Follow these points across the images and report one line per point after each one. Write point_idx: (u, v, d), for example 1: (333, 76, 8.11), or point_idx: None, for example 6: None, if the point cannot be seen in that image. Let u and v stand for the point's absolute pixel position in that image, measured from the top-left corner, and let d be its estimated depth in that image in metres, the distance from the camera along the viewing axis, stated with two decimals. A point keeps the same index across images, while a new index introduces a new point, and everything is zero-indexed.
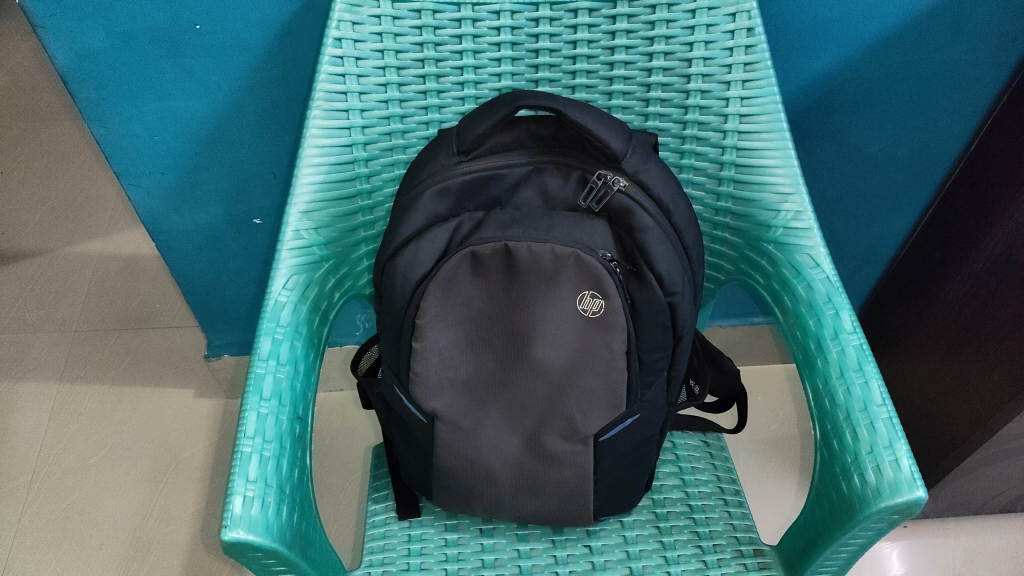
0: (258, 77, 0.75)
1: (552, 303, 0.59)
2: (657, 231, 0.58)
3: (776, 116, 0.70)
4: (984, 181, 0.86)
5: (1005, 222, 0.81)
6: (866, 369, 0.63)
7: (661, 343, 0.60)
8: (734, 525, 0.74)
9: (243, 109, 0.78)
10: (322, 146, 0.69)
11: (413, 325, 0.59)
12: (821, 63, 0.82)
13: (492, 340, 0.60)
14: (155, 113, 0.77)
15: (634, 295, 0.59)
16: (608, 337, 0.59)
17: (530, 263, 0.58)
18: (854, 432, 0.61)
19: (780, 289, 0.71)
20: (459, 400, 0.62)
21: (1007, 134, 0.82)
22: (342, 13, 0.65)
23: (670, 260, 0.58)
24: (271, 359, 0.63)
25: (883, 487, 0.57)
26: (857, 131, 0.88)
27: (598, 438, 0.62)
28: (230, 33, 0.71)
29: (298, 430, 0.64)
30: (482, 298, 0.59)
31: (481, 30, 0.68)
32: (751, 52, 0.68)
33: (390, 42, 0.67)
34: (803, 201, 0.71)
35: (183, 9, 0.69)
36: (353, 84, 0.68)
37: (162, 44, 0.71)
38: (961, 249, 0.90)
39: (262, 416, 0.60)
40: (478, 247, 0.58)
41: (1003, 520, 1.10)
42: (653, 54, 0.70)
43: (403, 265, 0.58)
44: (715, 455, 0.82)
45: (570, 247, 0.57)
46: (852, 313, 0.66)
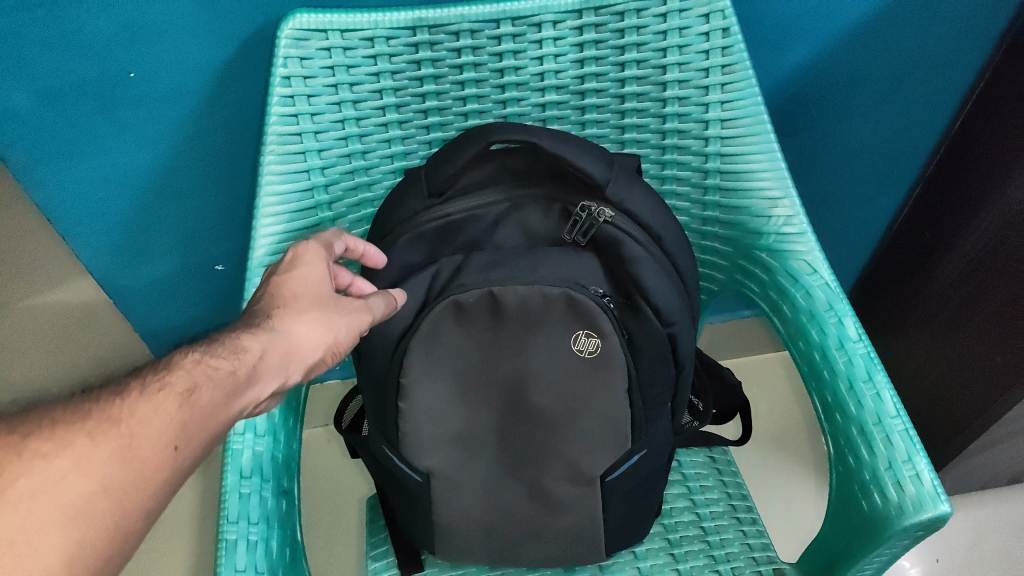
0: (204, 121, 0.71)
1: (544, 349, 0.54)
2: (649, 261, 0.53)
3: (759, 119, 0.67)
4: (971, 159, 0.83)
5: (995, 204, 0.79)
6: (876, 380, 0.61)
7: (662, 377, 0.56)
8: (750, 544, 0.71)
9: (192, 155, 0.73)
10: (281, 193, 0.65)
11: (397, 385, 0.55)
12: (796, 57, 0.78)
13: (483, 391, 0.56)
14: (94, 170, 0.72)
15: (631, 331, 0.55)
16: (607, 376, 0.55)
17: (517, 309, 0.53)
18: (870, 447, 0.59)
19: (778, 297, 0.69)
20: (453, 455, 0.58)
21: (991, 113, 0.79)
22: (288, 49, 0.60)
23: (666, 290, 0.53)
24: (249, 432, 0.59)
25: (906, 504, 0.55)
26: (832, 120, 0.86)
27: (603, 479, 0.59)
28: (166, 80, 0.66)
29: (284, 505, 0.60)
30: (468, 348, 0.55)
31: (439, 54, 0.63)
32: (728, 54, 0.64)
33: (343, 75, 0.63)
34: (793, 205, 0.68)
35: (113, 58, 0.63)
36: (307, 124, 0.64)
37: (93, 97, 0.66)
38: (949, 230, 0.88)
39: (245, 497, 0.56)
40: (459, 296, 0.52)
41: (1008, 494, 1.09)
42: (624, 63, 0.66)
43: (381, 321, 0.54)
44: (723, 471, 0.80)
45: (558, 286, 0.52)
46: (854, 319, 0.64)
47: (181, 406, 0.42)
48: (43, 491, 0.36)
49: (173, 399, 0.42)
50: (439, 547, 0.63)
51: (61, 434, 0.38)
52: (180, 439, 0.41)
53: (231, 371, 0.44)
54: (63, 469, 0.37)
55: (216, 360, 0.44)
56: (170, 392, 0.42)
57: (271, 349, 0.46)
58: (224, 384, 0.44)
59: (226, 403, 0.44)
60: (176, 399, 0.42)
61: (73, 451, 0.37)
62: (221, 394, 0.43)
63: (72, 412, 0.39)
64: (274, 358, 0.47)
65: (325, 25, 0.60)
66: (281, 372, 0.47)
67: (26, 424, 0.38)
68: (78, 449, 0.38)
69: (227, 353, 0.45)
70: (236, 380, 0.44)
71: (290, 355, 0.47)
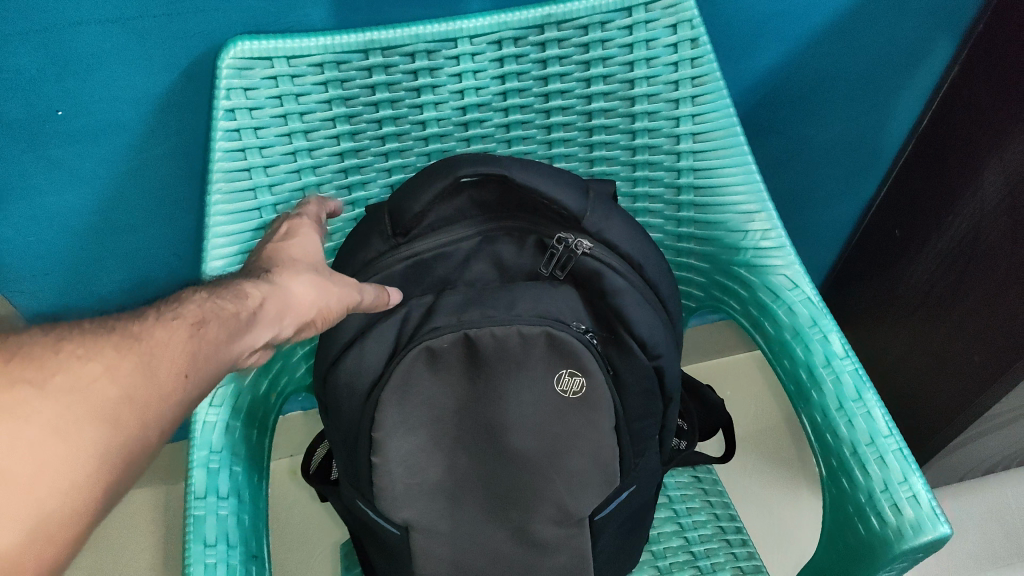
0: (144, 155, 0.66)
1: (526, 391, 0.51)
2: (633, 293, 0.50)
3: (731, 131, 0.65)
4: (941, 153, 0.82)
5: (970, 198, 0.78)
6: (866, 399, 0.59)
7: (649, 410, 0.54)
8: (741, 566, 0.68)
9: (132, 190, 0.68)
10: (230, 233, 0.61)
11: (369, 438, 0.52)
12: (763, 61, 0.76)
13: (462, 437, 0.52)
14: (26, 212, 0.66)
15: (617, 366, 0.52)
16: (592, 416, 0.52)
17: (495, 351, 0.50)
18: (864, 469, 0.57)
19: (760, 314, 0.67)
20: (432, 507, 0.54)
21: (963, 104, 0.77)
22: (230, 79, 0.56)
23: (651, 322, 0.51)
24: (211, 495, 0.57)
25: (905, 528, 0.53)
26: (801, 122, 0.84)
27: (593, 517, 0.56)
28: (99, 116, 0.61)
29: (255, 569, 0.58)
30: (444, 394, 0.52)
31: (394, 77, 0.60)
32: (697, 65, 0.62)
33: (292, 105, 0.59)
34: (770, 218, 0.67)
35: (39, 96, 0.58)
36: (256, 158, 0.60)
37: (19, 137, 0.60)
38: (922, 228, 0.88)
39: (211, 567, 0.54)
40: (432, 342, 0.50)
41: (983, 482, 1.10)
42: (590, 79, 0.63)
43: (347, 372, 0.51)
44: (709, 490, 0.78)
45: (538, 324, 0.49)
46: (840, 335, 0.62)
47: (190, 337, 0.40)
48: (71, 390, 0.35)
49: (184, 328, 0.40)
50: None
51: (87, 341, 0.37)
52: (192, 366, 0.40)
53: (235, 312, 0.43)
54: (91, 373, 0.36)
55: (222, 301, 0.43)
56: (182, 321, 0.41)
57: (270, 299, 0.45)
58: (226, 325, 0.42)
59: (229, 343, 0.42)
60: (187, 329, 0.40)
61: (100, 359, 0.37)
62: (226, 333, 0.42)
63: (96, 326, 0.39)
64: (272, 308, 0.45)
65: (270, 53, 0.56)
66: (276, 324, 0.44)
67: (57, 329, 0.38)
68: (104, 358, 0.37)
69: (231, 296, 0.43)
70: (239, 321, 0.43)
71: (286, 310, 0.45)
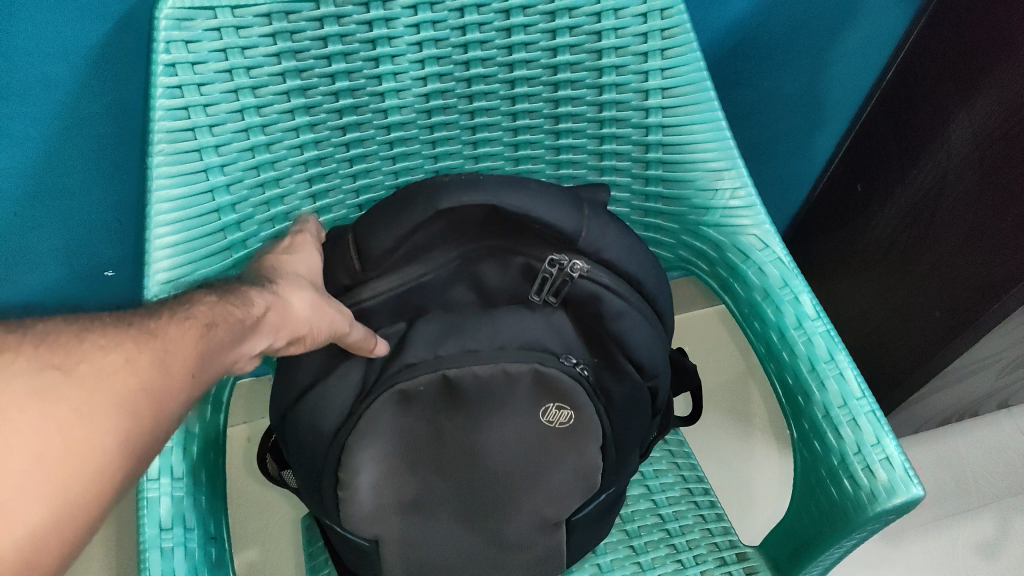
0: (76, 117, 0.59)
1: (507, 422, 0.50)
2: (633, 315, 0.49)
3: (701, 85, 0.63)
4: (909, 101, 0.82)
5: (937, 151, 0.78)
6: (838, 360, 0.60)
7: (638, 426, 0.54)
8: (711, 529, 0.70)
9: (66, 156, 0.62)
10: (176, 198, 0.54)
11: (334, 478, 0.50)
12: (736, 11, 0.77)
13: (441, 445, 0.50)
14: None
15: (607, 388, 0.51)
16: (579, 437, 0.51)
17: (477, 389, 0.48)
18: (837, 431, 0.59)
19: (729, 276, 0.68)
20: (404, 524, 0.54)
21: (937, 45, 0.76)
22: (169, 32, 0.49)
23: (649, 343, 0.51)
24: (164, 476, 0.54)
25: (878, 491, 0.55)
26: (771, 72, 0.84)
27: (570, 519, 0.56)
28: (26, 73, 0.55)
29: (214, 553, 0.55)
30: (418, 425, 0.50)
31: (347, 28, 0.53)
32: (667, 16, 0.59)
33: (237, 58, 0.51)
34: (739, 176, 0.66)
35: None
36: (201, 117, 0.52)
37: None
38: (883, 181, 0.88)
39: (168, 553, 0.52)
40: (405, 385, 0.47)
41: (936, 433, 1.14)
42: (556, 31, 0.58)
43: (309, 413, 0.48)
44: (675, 452, 0.79)
45: (526, 360, 0.48)
46: (811, 297, 0.63)
47: (200, 339, 0.39)
48: (90, 381, 0.35)
49: (194, 331, 0.39)
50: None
51: (106, 335, 0.37)
52: (198, 368, 0.38)
53: (241, 318, 0.40)
54: (111, 365, 0.36)
55: (229, 305, 0.41)
56: (195, 323, 0.39)
57: (273, 309, 0.42)
58: (233, 330, 0.40)
59: (231, 349, 0.40)
60: (197, 330, 0.39)
61: (118, 353, 0.36)
62: (231, 337, 0.40)
63: (107, 322, 0.38)
64: (274, 319, 0.42)
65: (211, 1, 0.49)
66: (273, 335, 0.42)
67: (81, 321, 0.38)
68: (123, 352, 0.36)
69: (238, 302, 0.41)
70: (245, 327, 0.40)
71: (284, 324, 0.43)
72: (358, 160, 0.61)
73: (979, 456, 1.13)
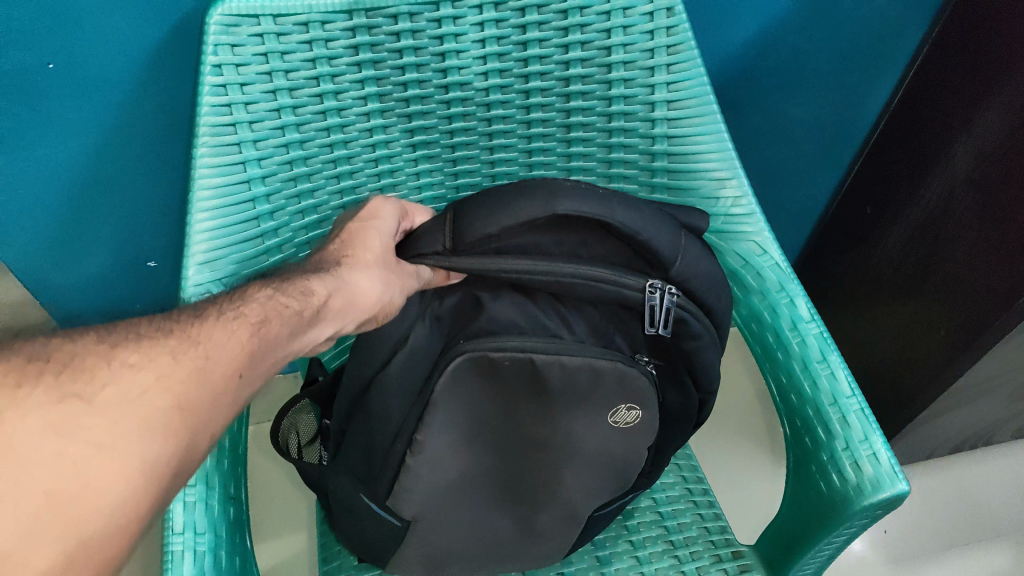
0: (133, 114, 0.64)
1: (574, 418, 0.56)
2: (706, 341, 0.55)
3: (704, 99, 0.67)
4: (911, 126, 0.87)
5: (938, 174, 0.83)
6: (830, 360, 0.64)
7: (680, 427, 0.61)
8: (707, 527, 0.75)
9: (121, 152, 0.66)
10: (216, 186, 0.58)
11: (409, 440, 0.55)
12: (742, 36, 0.82)
13: (511, 435, 0.57)
14: (15, 171, 0.64)
15: (662, 391, 0.58)
16: (624, 438, 0.58)
17: (557, 378, 0.53)
18: (828, 427, 0.62)
19: (730, 279, 0.73)
20: (433, 506, 0.59)
21: (939, 73, 0.82)
22: (218, 36, 0.53)
23: (714, 368, 0.57)
24: None
25: (865, 484, 0.57)
26: (776, 99, 0.91)
27: (593, 514, 0.63)
28: (90, 75, 0.60)
29: (232, 513, 0.58)
30: (494, 401, 0.55)
31: (377, 38, 0.57)
32: (673, 33, 0.63)
33: (277, 62, 0.56)
34: (741, 185, 0.70)
35: (33, 45, 0.56)
36: (242, 114, 0.56)
37: (14, 89, 0.58)
38: (890, 207, 0.93)
39: (190, 506, 0.54)
40: (497, 357, 0.52)
41: (951, 462, 1.14)
42: (568, 46, 0.62)
43: (398, 374, 0.53)
44: (677, 456, 0.83)
45: (608, 358, 0.53)
46: (807, 301, 0.67)
47: (248, 338, 0.42)
48: (123, 401, 0.36)
49: (242, 329, 0.43)
50: (426, 561, 0.63)
51: (141, 349, 0.39)
52: (245, 368, 0.42)
53: (298, 312, 0.45)
54: (143, 383, 0.37)
55: (285, 298, 0.45)
56: (244, 321, 0.43)
57: (336, 294, 0.47)
58: (288, 324, 0.45)
59: (285, 345, 0.44)
60: (246, 330, 0.43)
61: (154, 366, 0.38)
62: (287, 331, 0.44)
63: (152, 332, 0.40)
64: (337, 303, 0.48)
65: (256, 10, 0.54)
66: (339, 318, 0.48)
67: (112, 335, 0.39)
68: (158, 364, 0.38)
69: (296, 293, 0.46)
70: (302, 320, 0.45)
71: (351, 303, 0.48)
72: (383, 161, 0.65)
73: (994, 487, 1.13)
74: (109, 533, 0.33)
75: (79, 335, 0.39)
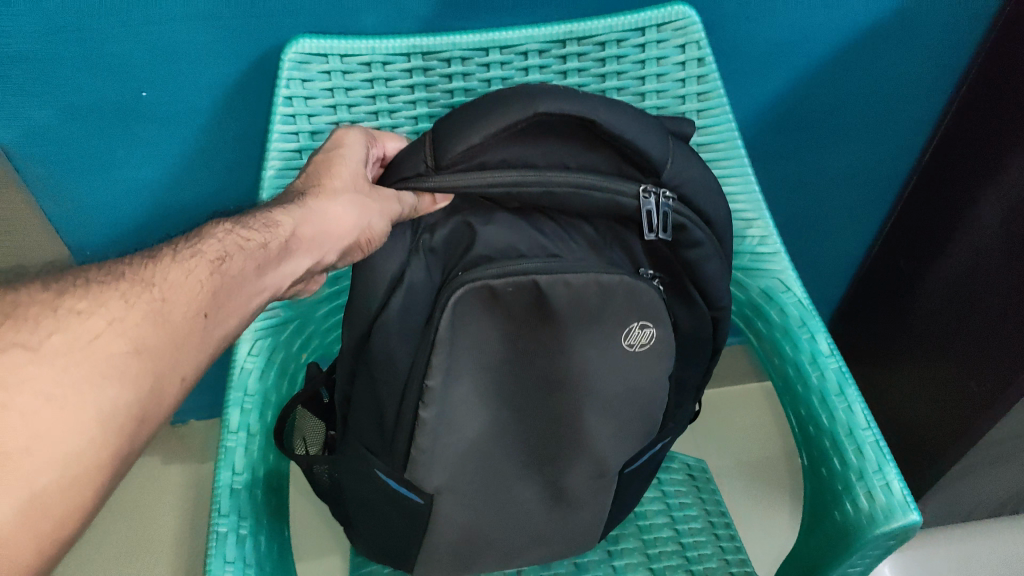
0: (212, 132, 0.74)
1: (587, 346, 0.59)
2: (710, 250, 0.57)
3: (733, 144, 0.73)
4: (941, 184, 0.93)
5: (966, 235, 0.87)
6: (847, 394, 0.66)
7: (699, 361, 0.65)
8: (724, 548, 0.76)
9: (200, 161, 0.76)
10: None
11: (419, 390, 0.58)
12: (776, 85, 0.84)
13: (522, 379, 0.60)
14: (111, 182, 0.76)
15: (677, 316, 0.61)
16: (633, 369, 0.61)
17: (560, 299, 0.56)
18: (844, 458, 0.64)
19: (756, 314, 0.76)
20: (455, 471, 0.63)
21: (964, 133, 0.87)
22: (291, 71, 0.63)
23: (725, 282, 0.59)
24: (241, 430, 0.67)
25: (877, 512, 0.59)
26: (811, 150, 0.94)
27: (623, 471, 0.68)
28: (179, 99, 0.69)
29: (273, 504, 0.68)
30: (496, 334, 0.58)
31: (433, 78, 0.66)
32: (703, 82, 0.70)
33: (342, 96, 0.65)
34: (766, 226, 0.75)
35: (130, 78, 0.67)
36: (306, 142, 0.66)
37: (113, 113, 0.69)
38: (923, 262, 0.97)
39: (235, 493, 0.63)
40: (494, 282, 0.55)
41: (994, 523, 1.10)
42: (604, 91, 0.70)
43: (398, 317, 0.56)
44: (701, 490, 0.85)
45: (615, 275, 0.56)
46: (827, 335, 0.70)
47: (211, 274, 0.47)
48: (64, 347, 0.39)
49: (203, 268, 0.47)
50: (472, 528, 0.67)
51: (89, 297, 0.42)
52: (210, 308, 0.46)
53: (263, 244, 0.50)
54: (94, 328, 0.40)
55: (248, 232, 0.50)
56: (203, 260, 0.47)
57: (303, 224, 0.52)
58: (256, 258, 0.49)
59: (253, 279, 0.49)
60: (208, 268, 0.47)
61: (105, 311, 0.41)
62: (254, 266, 0.49)
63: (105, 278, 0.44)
64: (307, 233, 0.52)
65: (325, 50, 0.63)
66: (315, 249, 0.53)
67: (60, 282, 0.43)
68: (109, 310, 0.41)
69: (260, 227, 0.50)
70: (269, 254, 0.50)
71: (323, 234, 0.53)
72: None
73: None
74: (64, 487, 0.36)
75: (25, 285, 0.42)
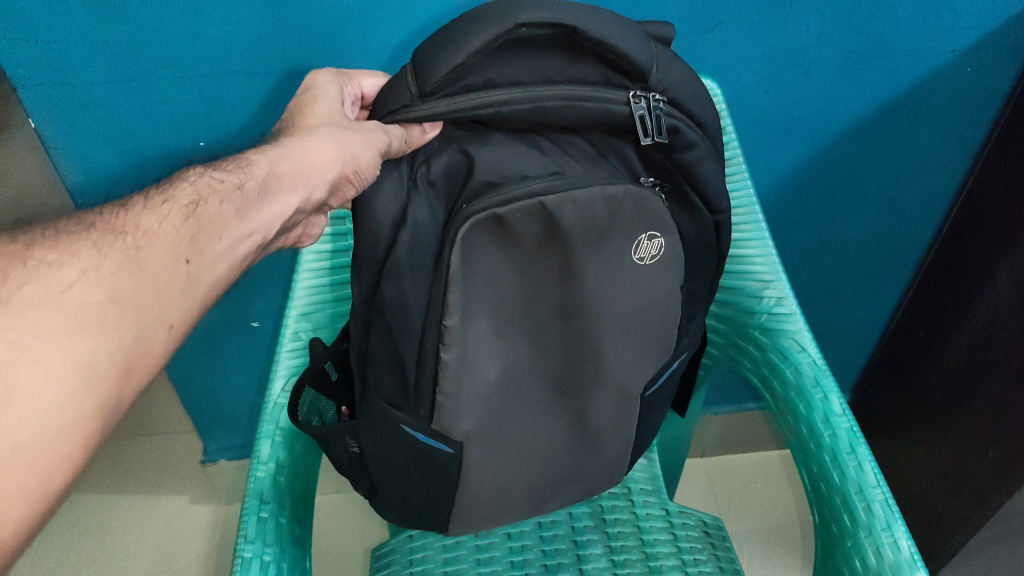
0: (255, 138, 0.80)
1: (602, 266, 0.59)
2: (702, 149, 0.58)
3: (752, 210, 0.78)
4: (963, 255, 0.97)
5: (984, 300, 0.90)
6: (858, 452, 0.65)
7: (705, 265, 0.66)
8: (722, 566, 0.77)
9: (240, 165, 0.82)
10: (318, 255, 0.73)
11: (440, 329, 0.57)
12: (789, 157, 0.92)
13: (538, 312, 0.60)
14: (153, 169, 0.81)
15: (681, 225, 0.63)
16: (644, 278, 0.62)
17: (572, 219, 0.55)
18: (854, 515, 0.63)
19: (770, 374, 0.76)
20: (483, 414, 0.62)
21: (988, 193, 0.91)
22: None
23: (719, 183, 0.61)
24: (271, 461, 0.67)
25: (885, 570, 0.59)
26: (830, 216, 1.01)
27: (645, 393, 0.68)
28: (232, 101, 0.77)
29: (297, 532, 0.66)
30: (509, 267, 0.58)
31: None
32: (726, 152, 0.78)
33: None
34: (784, 287, 0.77)
35: (193, 75, 0.74)
36: None
37: (172, 104, 0.76)
38: (944, 329, 1.00)
39: (262, 521, 0.63)
40: (503, 211, 0.54)
41: None
42: None
43: (409, 261, 0.55)
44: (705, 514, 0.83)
45: (619, 185, 0.56)
46: (840, 396, 0.69)
47: (187, 217, 0.47)
48: (42, 294, 0.39)
49: (177, 212, 0.47)
50: (497, 490, 0.67)
51: (59, 248, 0.42)
52: (191, 253, 0.46)
53: (238, 185, 0.51)
54: (64, 281, 0.40)
55: (222, 176, 0.51)
56: (177, 205, 0.48)
57: (279, 166, 0.53)
58: (231, 199, 0.50)
59: (234, 217, 0.50)
60: (181, 214, 0.47)
61: (79, 261, 0.41)
62: (233, 207, 0.50)
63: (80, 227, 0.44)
64: (284, 174, 0.53)
65: None
66: (297, 185, 0.54)
67: (29, 235, 0.43)
68: (83, 260, 0.42)
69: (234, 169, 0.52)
70: (247, 196, 0.51)
71: (307, 170, 0.54)
72: None
73: None
74: (50, 436, 0.36)
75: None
